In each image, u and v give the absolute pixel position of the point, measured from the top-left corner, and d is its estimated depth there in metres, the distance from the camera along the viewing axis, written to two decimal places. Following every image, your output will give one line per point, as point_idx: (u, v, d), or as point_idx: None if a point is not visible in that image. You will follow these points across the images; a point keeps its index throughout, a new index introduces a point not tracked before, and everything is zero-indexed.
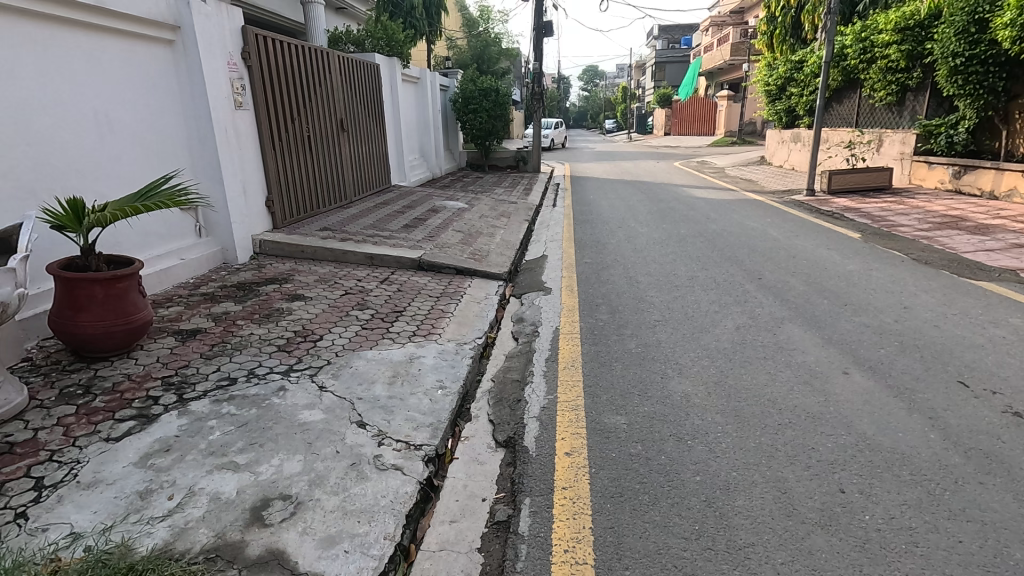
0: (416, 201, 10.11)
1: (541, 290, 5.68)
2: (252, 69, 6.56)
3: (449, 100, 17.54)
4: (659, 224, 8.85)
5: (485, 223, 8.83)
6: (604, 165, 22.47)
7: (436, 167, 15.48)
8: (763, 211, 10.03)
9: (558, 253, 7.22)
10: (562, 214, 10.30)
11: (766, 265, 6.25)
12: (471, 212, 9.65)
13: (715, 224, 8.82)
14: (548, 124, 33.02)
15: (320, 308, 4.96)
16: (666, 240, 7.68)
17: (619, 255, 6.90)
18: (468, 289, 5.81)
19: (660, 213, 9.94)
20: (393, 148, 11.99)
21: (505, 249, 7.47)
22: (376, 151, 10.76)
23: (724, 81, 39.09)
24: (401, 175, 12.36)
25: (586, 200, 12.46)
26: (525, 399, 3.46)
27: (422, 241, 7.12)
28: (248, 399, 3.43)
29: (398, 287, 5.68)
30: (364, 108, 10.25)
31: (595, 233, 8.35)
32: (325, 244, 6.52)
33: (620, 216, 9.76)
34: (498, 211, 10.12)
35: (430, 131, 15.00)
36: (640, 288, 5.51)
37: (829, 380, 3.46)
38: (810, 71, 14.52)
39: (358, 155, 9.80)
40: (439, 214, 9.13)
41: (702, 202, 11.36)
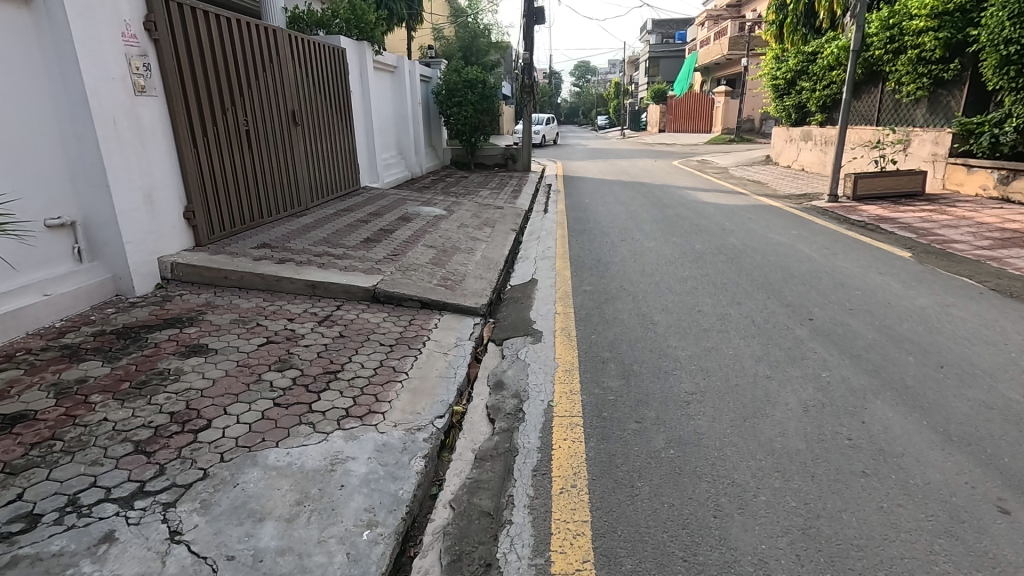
0: (385, 207, 8.72)
1: (529, 334, 4.38)
2: (162, 44, 5.15)
3: (431, 92, 16.17)
4: (669, 238, 7.58)
5: (465, 235, 7.50)
6: (598, 163, 21.20)
7: (416, 166, 14.09)
8: (784, 220, 8.81)
9: (550, 277, 5.90)
10: (555, 223, 8.98)
11: (811, 295, 5.00)
12: (449, 221, 8.29)
13: (733, 236, 7.56)
14: (539, 119, 31.57)
15: (222, 369, 3.59)
16: (681, 259, 6.41)
17: (626, 280, 5.62)
18: (433, 333, 4.47)
19: (668, 222, 8.67)
20: (364, 145, 10.61)
21: (486, 269, 6.13)
22: (340, 148, 9.36)
23: (721, 76, 37.89)
24: (373, 175, 10.99)
25: (581, 204, 11.14)
26: (499, 565, 2.14)
27: (382, 262, 5.76)
28: (37, 568, 2.07)
29: (339, 332, 4.32)
30: (325, 98, 8.82)
31: (594, 248, 7.06)
32: (255, 269, 5.14)
33: (622, 226, 8.47)
34: (481, 219, 8.78)
35: (409, 126, 13.61)
36: (658, 332, 4.24)
37: (983, 528, 2.17)
38: (825, 63, 13.32)
39: (316, 153, 8.39)
40: (409, 224, 7.76)
41: (712, 208, 10.11)
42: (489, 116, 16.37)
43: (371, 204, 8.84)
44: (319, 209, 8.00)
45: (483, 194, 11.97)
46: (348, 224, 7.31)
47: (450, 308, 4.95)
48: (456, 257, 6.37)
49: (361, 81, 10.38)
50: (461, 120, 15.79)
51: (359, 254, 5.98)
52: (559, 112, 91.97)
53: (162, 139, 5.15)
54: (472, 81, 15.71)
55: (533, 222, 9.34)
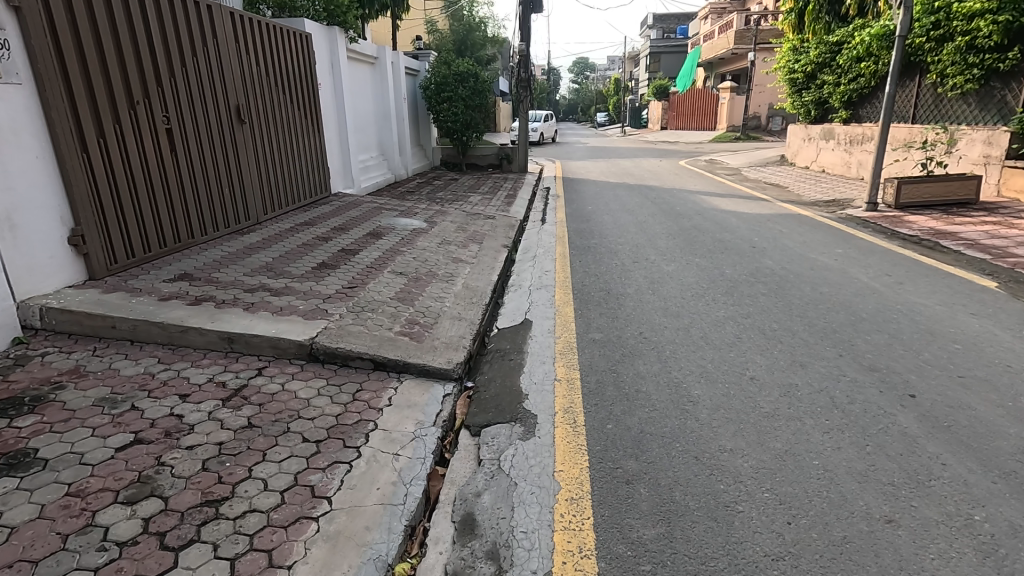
0: (355, 219, 7.44)
1: (518, 418, 3.12)
2: (31, 14, 3.87)
3: (418, 86, 14.88)
4: (690, 259, 6.32)
5: (446, 256, 6.24)
6: (600, 163, 19.95)
7: (400, 169, 12.82)
8: (821, 233, 7.57)
9: (548, 317, 4.63)
10: (554, 237, 7.70)
11: (896, 350, 3.76)
12: (429, 236, 7.02)
13: (768, 257, 6.31)
14: (536, 117, 30.26)
15: (36, 504, 2.32)
16: (711, 290, 5.18)
17: (647, 324, 4.37)
18: (383, 417, 3.18)
19: (686, 237, 7.42)
20: (335, 147, 9.32)
21: (468, 306, 4.86)
22: (305, 151, 8.05)
23: (726, 72, 36.60)
24: (348, 180, 9.71)
25: (584, 212, 9.89)
26: None
27: (331, 299, 4.50)
28: None
29: (247, 419, 3.02)
30: (286, 91, 7.52)
31: (602, 274, 5.81)
32: (155, 314, 3.87)
33: (632, 242, 7.21)
34: (467, 234, 7.50)
35: (393, 124, 12.32)
36: (701, 420, 2.99)
37: None
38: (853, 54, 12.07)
39: (272, 157, 7.10)
40: (379, 241, 6.48)
41: (733, 217, 8.87)
42: (481, 113, 15.07)
43: (338, 216, 7.56)
44: (274, 224, 6.71)
45: (473, 200, 10.70)
46: (303, 244, 6.03)
47: (414, 370, 3.69)
48: (431, 289, 5.11)
49: (331, 74, 9.09)
50: (450, 118, 14.49)
51: (305, 288, 4.71)
52: (557, 109, 90.58)
53: (30, 141, 3.86)
54: (462, 74, 14.41)
55: (530, 235, 8.09)
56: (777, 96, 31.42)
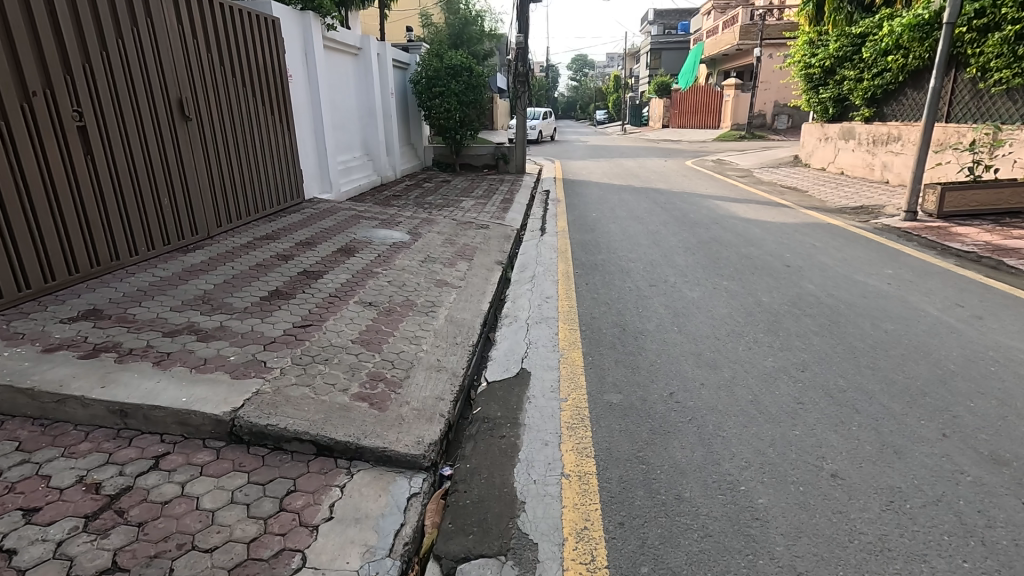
0: (326, 231, 6.48)
1: (510, 550, 2.17)
2: None
3: (409, 81, 13.89)
4: (717, 282, 5.37)
5: (429, 279, 5.29)
6: (601, 162, 18.98)
7: (387, 171, 11.83)
8: (861, 247, 6.63)
9: (550, 366, 3.68)
10: (556, 252, 6.75)
11: (1015, 425, 2.83)
12: (411, 252, 6.05)
13: (807, 281, 5.36)
14: (535, 114, 29.28)
15: None
16: (749, 327, 4.24)
17: (677, 380, 3.43)
18: (317, 544, 2.20)
19: (706, 253, 6.48)
20: (311, 147, 8.35)
21: (451, 349, 3.91)
22: (272, 152, 7.07)
23: (730, 68, 35.63)
24: (326, 184, 8.73)
25: (588, 219, 8.94)
26: None
27: (274, 347, 3.52)
28: None
29: (110, 556, 2.06)
30: (248, 84, 6.56)
31: (614, 302, 4.86)
32: (28, 376, 2.91)
33: (646, 259, 6.27)
34: (456, 248, 6.54)
35: (380, 123, 11.34)
36: (778, 559, 2.05)
37: None
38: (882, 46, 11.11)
39: (230, 160, 6.15)
40: (351, 260, 5.53)
41: (756, 227, 7.93)
42: (476, 110, 14.09)
43: (307, 227, 6.60)
44: (227, 238, 5.75)
45: (466, 206, 9.74)
46: (257, 265, 5.07)
47: (370, 456, 2.72)
48: (405, 325, 4.16)
49: (306, 66, 8.12)
50: (442, 115, 13.49)
51: (244, 330, 3.73)
52: (556, 106, 89.59)
53: None
54: (455, 68, 13.42)
55: (528, 248, 7.13)
56: (783, 94, 30.50)
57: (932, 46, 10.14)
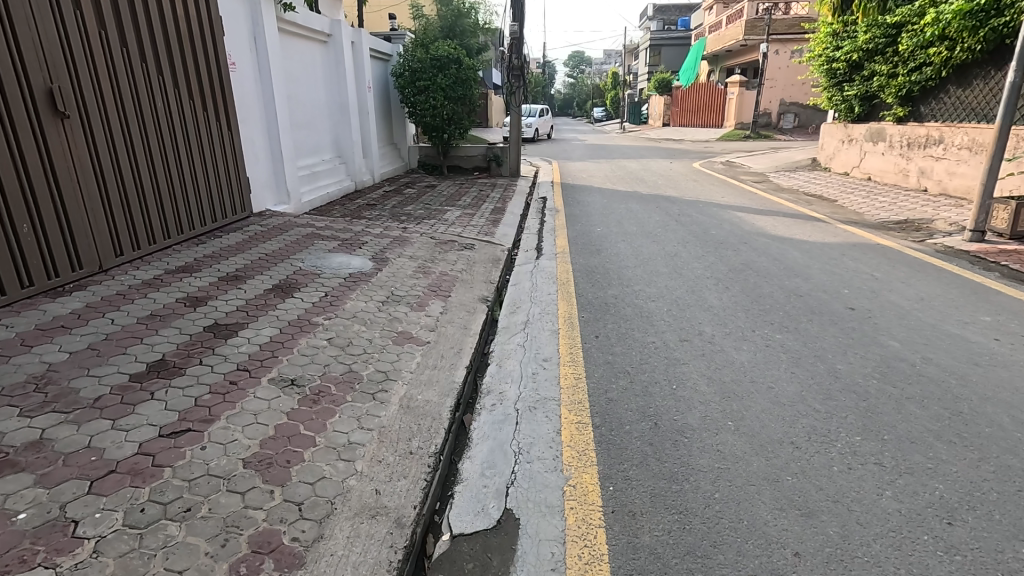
0: (264, 259, 5.17)
1: None
2: None
3: (390, 74, 12.53)
4: (767, 336, 4.10)
5: (387, 332, 3.98)
6: (602, 164, 17.67)
7: (363, 176, 10.48)
8: (932, 278, 5.37)
9: (551, 507, 2.38)
10: (555, 284, 5.44)
11: None
12: (367, 289, 4.74)
13: (886, 334, 4.10)
14: (531, 111, 27.95)
15: None
16: (833, 420, 2.97)
17: (754, 542, 2.15)
18: None
19: (742, 287, 5.21)
20: (262, 151, 6.99)
21: (402, 468, 2.60)
22: (205, 155, 5.74)
23: (733, 64, 34.36)
24: (282, 195, 7.38)
25: (592, 235, 7.64)
26: None
27: (104, 488, 2.19)
28: None
29: None
30: (169, 71, 5.20)
31: (637, 370, 3.58)
32: None
33: (668, 297, 5.00)
34: (431, 280, 5.23)
35: (355, 121, 10.00)
36: None
37: None
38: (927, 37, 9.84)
39: (141, 168, 4.80)
40: (286, 304, 4.21)
41: (793, 249, 6.66)
42: (465, 107, 12.75)
43: (241, 253, 5.29)
44: (128, 272, 4.43)
45: (450, 218, 8.42)
46: (151, 315, 3.74)
47: None
48: (338, 422, 2.85)
49: (254, 53, 6.77)
50: (429, 111, 12.19)
51: (73, 448, 2.40)
52: (553, 103, 88.16)
53: None
54: (442, 59, 12.05)
55: (521, 278, 5.83)
56: (789, 92, 29.27)
57: (986, 37, 8.94)
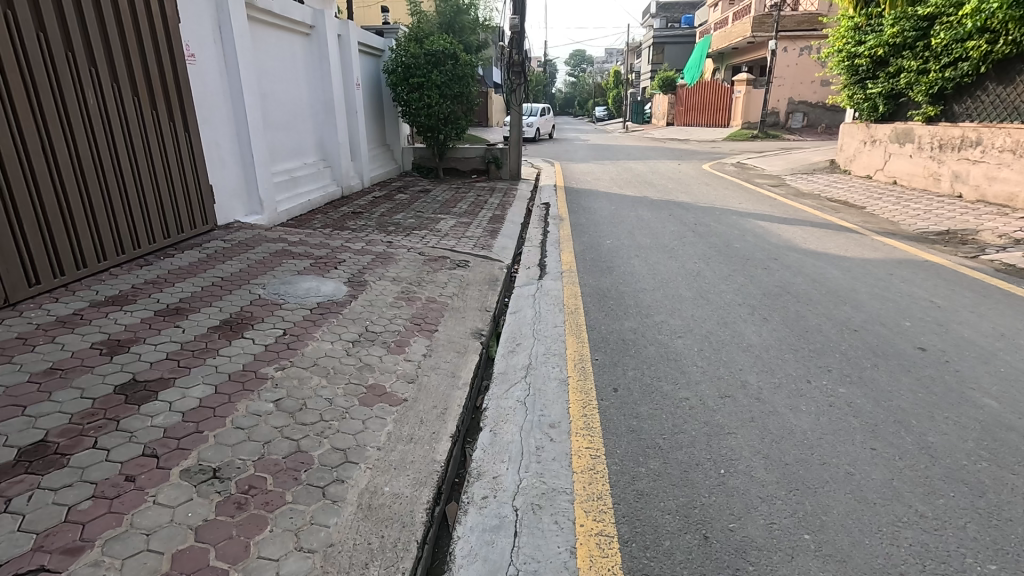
0: (218, 285, 4.37)
1: None
2: None
3: (382, 70, 11.72)
4: (826, 389, 3.31)
5: (354, 387, 3.18)
6: (607, 166, 16.86)
7: (350, 181, 9.68)
8: (1005, 306, 4.57)
9: None
10: (562, 313, 4.64)
11: None
12: (337, 323, 3.94)
13: (975, 387, 3.31)
14: (532, 109, 27.12)
15: None
16: (949, 534, 2.18)
17: None
18: None
19: (782, 319, 4.43)
20: (229, 155, 6.18)
21: None
22: (154, 161, 4.95)
23: (740, 63, 33.55)
24: (253, 204, 6.58)
25: (601, 248, 6.85)
26: None
27: None
28: None
29: None
30: (102, 63, 4.40)
31: (670, 443, 2.79)
32: None
33: (697, 331, 4.21)
34: (416, 311, 4.44)
35: (342, 121, 9.19)
36: None
37: None
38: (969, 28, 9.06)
39: (63, 179, 4.01)
40: (231, 348, 3.41)
41: (830, 267, 5.87)
42: (462, 106, 11.96)
43: (192, 277, 4.49)
44: (42, 307, 3.65)
45: (443, 228, 7.62)
46: (50, 369, 2.96)
47: None
48: (267, 541, 2.05)
49: (218, 44, 5.97)
50: (423, 110, 11.41)
51: None
52: (554, 102, 87.25)
53: None
54: (437, 54, 11.24)
55: (521, 303, 5.04)
56: (798, 90, 28.44)
57: None
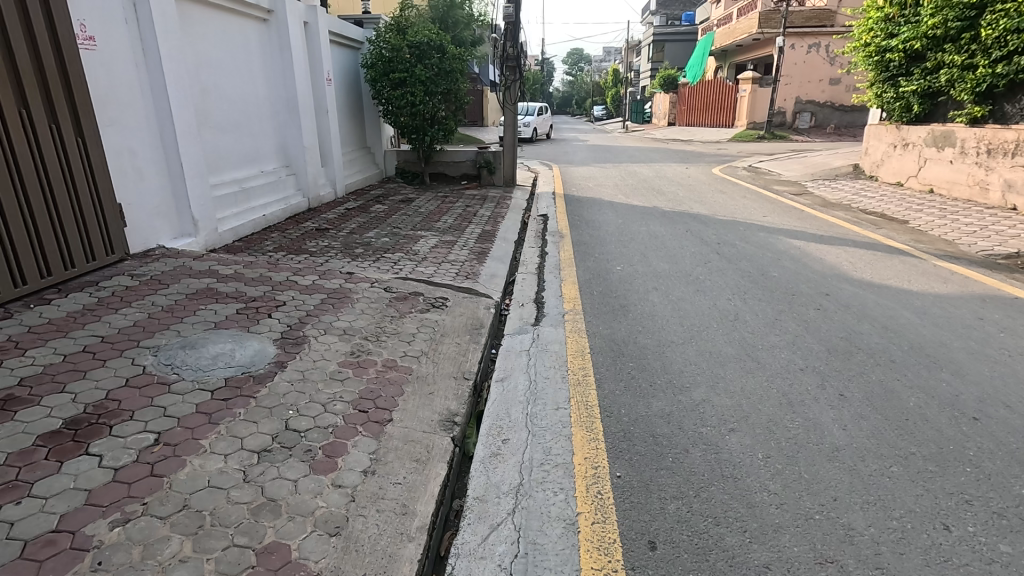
0: (90, 352, 3.17)
1: None
2: None
3: (361, 65, 10.48)
4: (977, 543, 2.15)
5: (237, 558, 1.98)
6: (609, 169, 15.66)
7: (320, 190, 8.46)
8: None
9: None
10: (565, 385, 3.46)
11: None
12: (243, 418, 2.74)
13: None
14: (529, 108, 25.90)
15: None
16: None
17: None
18: None
19: (866, 395, 3.26)
20: (150, 166, 4.96)
21: None
22: (21, 177, 3.73)
23: (744, 60, 32.43)
24: (185, 224, 5.37)
25: (611, 277, 5.66)
26: None
27: None
28: None
29: None
30: None
31: None
32: None
33: (753, 419, 3.04)
34: (367, 385, 3.24)
35: (309, 120, 7.97)
36: None
37: None
38: None
39: None
40: (55, 480, 2.20)
41: (898, 306, 4.72)
42: (450, 104, 10.77)
43: (58, 338, 3.29)
44: None
45: (422, 250, 6.43)
46: None
47: None
48: None
49: (131, 26, 4.76)
50: (406, 109, 10.20)
51: None
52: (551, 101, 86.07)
53: None
54: (422, 46, 10.01)
55: (512, 363, 3.86)
56: (806, 89, 27.32)
57: None
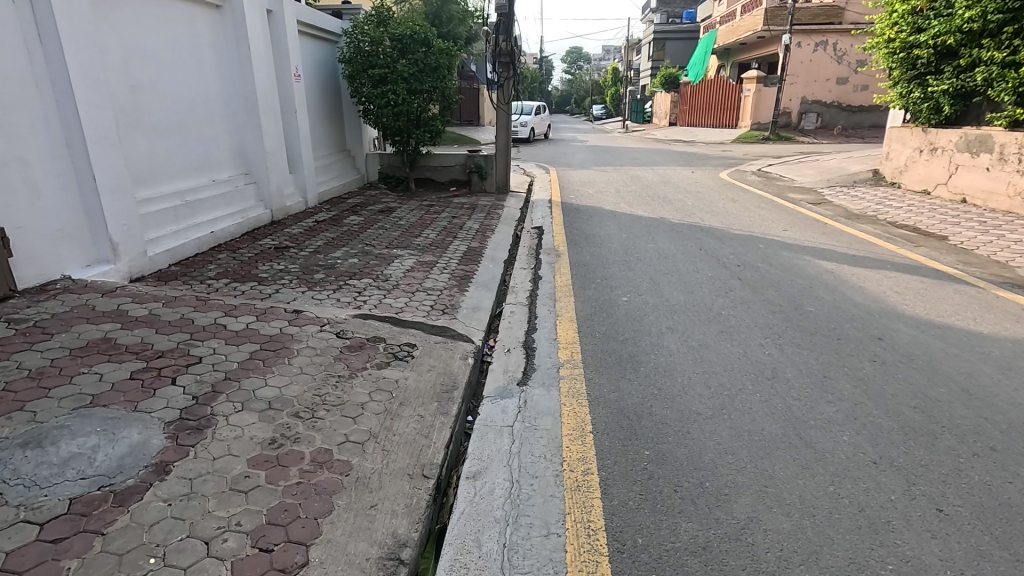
0: None
1: None
2: None
3: (337, 60, 9.51)
4: None
5: None
6: (609, 173, 14.74)
7: (286, 200, 7.52)
8: None
9: None
10: (558, 489, 2.55)
11: None
12: None
13: None
14: (527, 108, 24.95)
15: None
16: None
17: None
18: None
19: (975, 511, 2.36)
20: (50, 179, 4.03)
21: None
22: None
23: (747, 59, 31.55)
24: (102, 248, 4.44)
25: (616, 311, 4.75)
26: None
27: None
28: None
29: None
30: None
31: None
32: None
33: (827, 559, 2.13)
34: (283, 498, 2.32)
35: (272, 121, 7.03)
36: None
37: None
38: None
39: None
40: None
41: (972, 356, 3.82)
42: (436, 102, 9.83)
43: None
44: None
45: (394, 275, 5.52)
46: None
47: None
48: None
49: (21, 5, 3.81)
50: (388, 109, 9.27)
51: None
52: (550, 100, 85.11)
53: None
54: (405, 38, 9.10)
55: (490, 445, 2.95)
56: (812, 88, 26.45)
57: None
